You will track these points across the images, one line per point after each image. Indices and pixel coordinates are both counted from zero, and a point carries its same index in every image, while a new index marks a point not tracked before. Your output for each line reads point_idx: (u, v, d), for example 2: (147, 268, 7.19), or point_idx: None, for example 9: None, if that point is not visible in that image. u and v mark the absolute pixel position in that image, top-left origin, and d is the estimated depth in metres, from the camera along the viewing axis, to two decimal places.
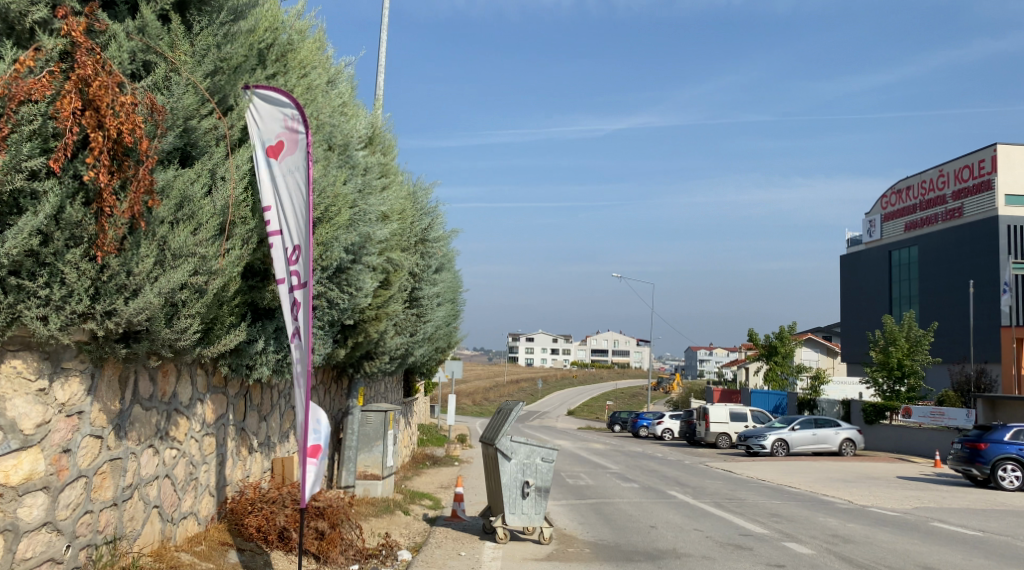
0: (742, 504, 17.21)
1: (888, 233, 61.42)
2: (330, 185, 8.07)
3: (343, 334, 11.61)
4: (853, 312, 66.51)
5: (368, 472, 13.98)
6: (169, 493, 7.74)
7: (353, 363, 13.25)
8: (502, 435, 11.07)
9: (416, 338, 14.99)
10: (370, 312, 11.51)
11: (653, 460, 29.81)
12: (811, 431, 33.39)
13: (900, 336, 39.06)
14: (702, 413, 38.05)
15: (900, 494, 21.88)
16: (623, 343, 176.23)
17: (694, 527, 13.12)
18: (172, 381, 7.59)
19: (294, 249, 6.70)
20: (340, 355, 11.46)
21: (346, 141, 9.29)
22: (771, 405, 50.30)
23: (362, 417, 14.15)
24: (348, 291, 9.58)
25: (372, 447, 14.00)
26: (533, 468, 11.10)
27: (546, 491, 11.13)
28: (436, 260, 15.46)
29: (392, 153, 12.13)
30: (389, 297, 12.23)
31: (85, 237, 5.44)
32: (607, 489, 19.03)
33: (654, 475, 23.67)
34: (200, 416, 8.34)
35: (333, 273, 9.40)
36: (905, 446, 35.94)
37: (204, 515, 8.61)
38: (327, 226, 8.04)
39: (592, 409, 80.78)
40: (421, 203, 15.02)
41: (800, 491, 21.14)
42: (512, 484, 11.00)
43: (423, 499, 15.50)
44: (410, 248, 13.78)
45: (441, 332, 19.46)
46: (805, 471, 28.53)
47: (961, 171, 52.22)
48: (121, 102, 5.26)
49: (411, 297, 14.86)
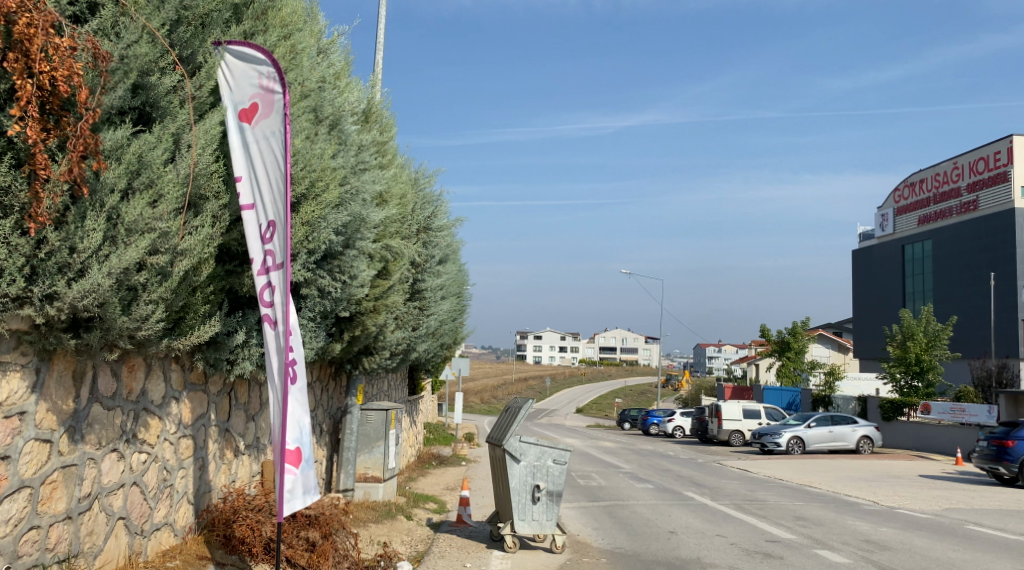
0: (764, 506, 16.37)
1: (901, 227, 60.32)
2: (318, 159, 7.25)
3: (338, 327, 10.78)
4: (866, 306, 65.43)
5: (369, 475, 13.11)
6: (139, 503, 6.92)
7: (351, 359, 12.42)
8: (511, 436, 10.21)
9: (417, 332, 14.08)
10: (367, 303, 10.65)
11: (665, 458, 28.94)
12: (828, 429, 32.46)
13: (917, 330, 38.09)
14: (714, 411, 37.16)
15: (926, 493, 20.96)
16: (632, 341, 175.23)
17: (717, 533, 12.28)
18: (140, 377, 6.80)
19: (269, 226, 5.97)
20: (336, 350, 10.59)
21: (338, 115, 8.45)
22: (784, 402, 49.35)
23: (361, 416, 13.33)
24: (341, 279, 8.76)
25: (372, 448, 13.18)
26: (544, 470, 10.27)
27: (558, 496, 10.28)
28: (439, 250, 14.59)
29: (390, 132, 11.26)
30: (388, 288, 11.40)
31: (14, 207, 4.63)
32: (621, 490, 18.22)
33: (668, 475, 22.78)
34: (175, 416, 7.54)
35: (324, 259, 8.57)
36: (926, 444, 35.02)
37: (181, 526, 7.78)
38: (313, 204, 7.18)
39: (601, 407, 79.84)
40: (422, 191, 14.15)
41: (822, 491, 20.29)
42: (521, 489, 10.17)
43: (428, 503, 14.67)
44: (411, 236, 12.93)
45: (446, 327, 18.59)
46: (823, 469, 27.65)
47: (977, 163, 51.12)
48: (56, 44, 4.43)
49: (412, 289, 13.98)
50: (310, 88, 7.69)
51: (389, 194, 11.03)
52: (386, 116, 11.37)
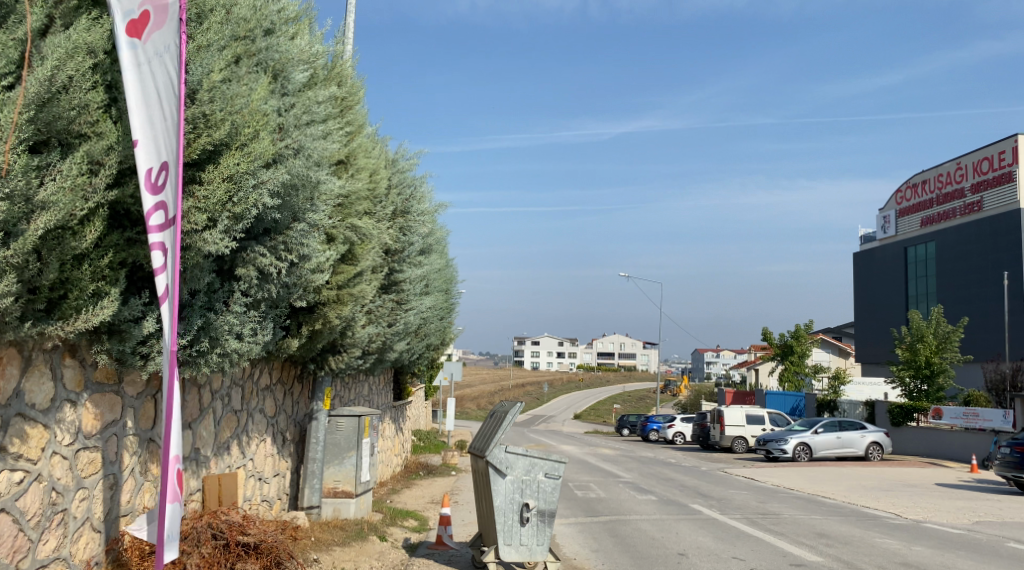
0: (780, 520, 14.88)
1: (904, 229, 58.89)
2: (246, 100, 5.81)
3: (296, 320, 9.38)
4: (868, 310, 63.96)
5: (339, 489, 11.63)
6: (11, 535, 5.44)
7: (316, 359, 10.95)
8: (497, 446, 8.70)
9: (394, 328, 12.52)
10: (328, 291, 9.22)
11: (665, 466, 27.47)
12: (836, 435, 30.86)
13: (926, 332, 36.58)
14: (716, 416, 35.62)
15: (947, 504, 19.49)
16: (630, 346, 173.52)
17: (732, 555, 10.79)
18: (11, 373, 5.39)
19: (160, 168, 4.76)
20: (292, 347, 9.18)
21: (284, 62, 6.97)
22: (787, 407, 47.80)
23: (331, 424, 11.86)
24: (288, 260, 7.32)
25: (343, 459, 11.72)
26: (533, 486, 8.80)
27: (550, 516, 8.79)
28: (421, 237, 13.03)
29: (357, 94, 9.77)
30: (358, 276, 9.93)
31: None
32: (622, 503, 16.72)
33: (671, 485, 21.29)
34: (72, 424, 6.02)
35: (265, 235, 7.19)
36: (938, 450, 33.58)
37: (79, 560, 6.23)
38: (236, 153, 5.69)
39: (599, 413, 78.17)
40: (401, 171, 12.63)
41: (838, 503, 18.82)
42: (509, 508, 8.69)
43: (408, 519, 13.16)
44: (386, 217, 11.44)
45: (431, 325, 17.10)
46: (834, 478, 26.15)
47: (980, 164, 49.75)
48: None
49: (387, 280, 12.48)
50: (246, 19, 6.28)
51: (352, 165, 9.59)
52: (353, 77, 9.89)
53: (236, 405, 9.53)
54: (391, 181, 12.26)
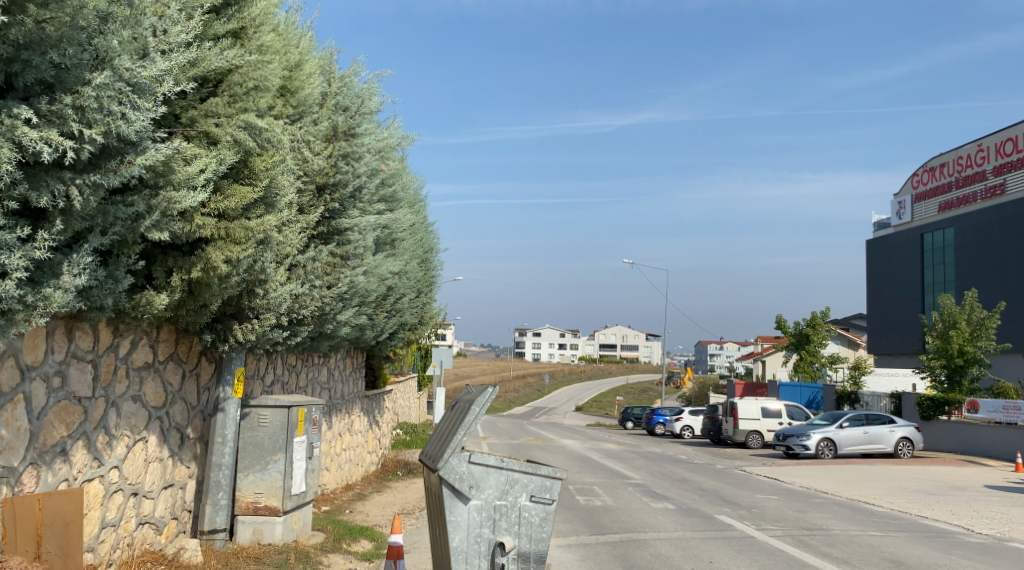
0: (834, 539, 11.79)
1: (920, 214, 55.73)
2: None
3: (163, 259, 6.42)
4: (883, 299, 60.78)
5: (261, 505, 8.74)
6: None
7: (216, 326, 7.93)
8: (454, 453, 5.64)
9: (333, 291, 9.41)
10: (204, 220, 6.22)
11: (676, 465, 24.38)
12: (862, 429, 27.66)
13: (959, 319, 33.32)
14: (730, 408, 32.54)
15: (1016, 514, 16.32)
16: (633, 337, 170.42)
17: None
18: None
19: None
20: (154, 304, 6.24)
21: None
22: (803, 399, 44.80)
23: (252, 420, 8.91)
24: (86, 135, 4.39)
25: (266, 464, 8.81)
26: (511, 514, 5.75)
27: (533, 563, 5.79)
28: (376, 174, 9.85)
29: None
30: (263, 201, 6.83)
31: None
32: (634, 514, 13.65)
33: (689, 488, 18.21)
34: None
35: (37, 88, 4.31)
36: (973, 447, 30.45)
37: None
38: None
39: (601, 405, 75.07)
40: (347, 81, 9.33)
41: (891, 513, 15.76)
42: (475, 551, 5.66)
43: (359, 542, 10.12)
44: (313, 130, 8.23)
45: (402, 299, 14.16)
46: (870, 478, 23.04)
47: (1004, 145, 46.56)
48: None
49: (326, 226, 9.35)
50: None
51: (246, 40, 6.62)
52: None
53: (83, 389, 6.53)
54: (332, 92, 9.06)
